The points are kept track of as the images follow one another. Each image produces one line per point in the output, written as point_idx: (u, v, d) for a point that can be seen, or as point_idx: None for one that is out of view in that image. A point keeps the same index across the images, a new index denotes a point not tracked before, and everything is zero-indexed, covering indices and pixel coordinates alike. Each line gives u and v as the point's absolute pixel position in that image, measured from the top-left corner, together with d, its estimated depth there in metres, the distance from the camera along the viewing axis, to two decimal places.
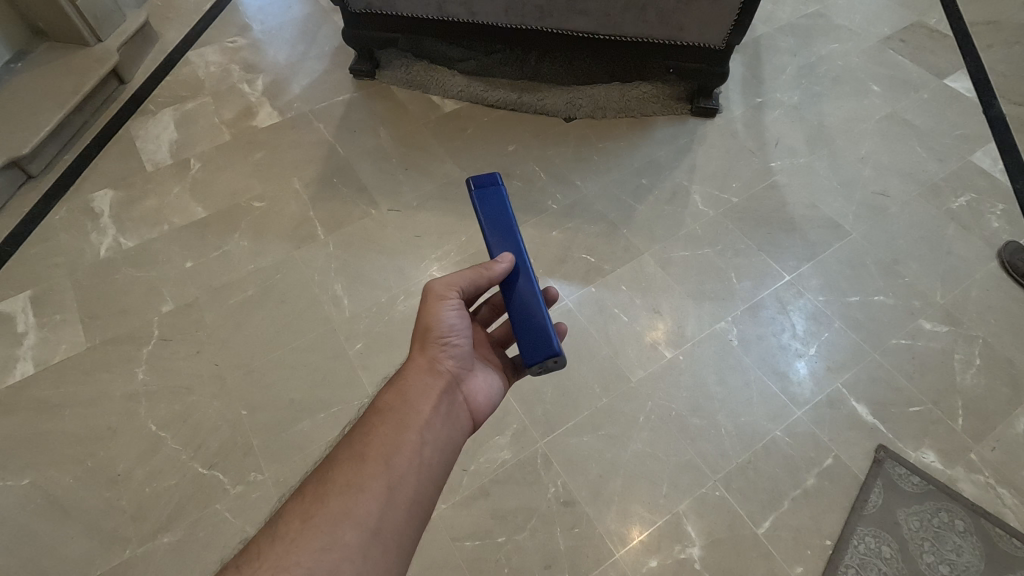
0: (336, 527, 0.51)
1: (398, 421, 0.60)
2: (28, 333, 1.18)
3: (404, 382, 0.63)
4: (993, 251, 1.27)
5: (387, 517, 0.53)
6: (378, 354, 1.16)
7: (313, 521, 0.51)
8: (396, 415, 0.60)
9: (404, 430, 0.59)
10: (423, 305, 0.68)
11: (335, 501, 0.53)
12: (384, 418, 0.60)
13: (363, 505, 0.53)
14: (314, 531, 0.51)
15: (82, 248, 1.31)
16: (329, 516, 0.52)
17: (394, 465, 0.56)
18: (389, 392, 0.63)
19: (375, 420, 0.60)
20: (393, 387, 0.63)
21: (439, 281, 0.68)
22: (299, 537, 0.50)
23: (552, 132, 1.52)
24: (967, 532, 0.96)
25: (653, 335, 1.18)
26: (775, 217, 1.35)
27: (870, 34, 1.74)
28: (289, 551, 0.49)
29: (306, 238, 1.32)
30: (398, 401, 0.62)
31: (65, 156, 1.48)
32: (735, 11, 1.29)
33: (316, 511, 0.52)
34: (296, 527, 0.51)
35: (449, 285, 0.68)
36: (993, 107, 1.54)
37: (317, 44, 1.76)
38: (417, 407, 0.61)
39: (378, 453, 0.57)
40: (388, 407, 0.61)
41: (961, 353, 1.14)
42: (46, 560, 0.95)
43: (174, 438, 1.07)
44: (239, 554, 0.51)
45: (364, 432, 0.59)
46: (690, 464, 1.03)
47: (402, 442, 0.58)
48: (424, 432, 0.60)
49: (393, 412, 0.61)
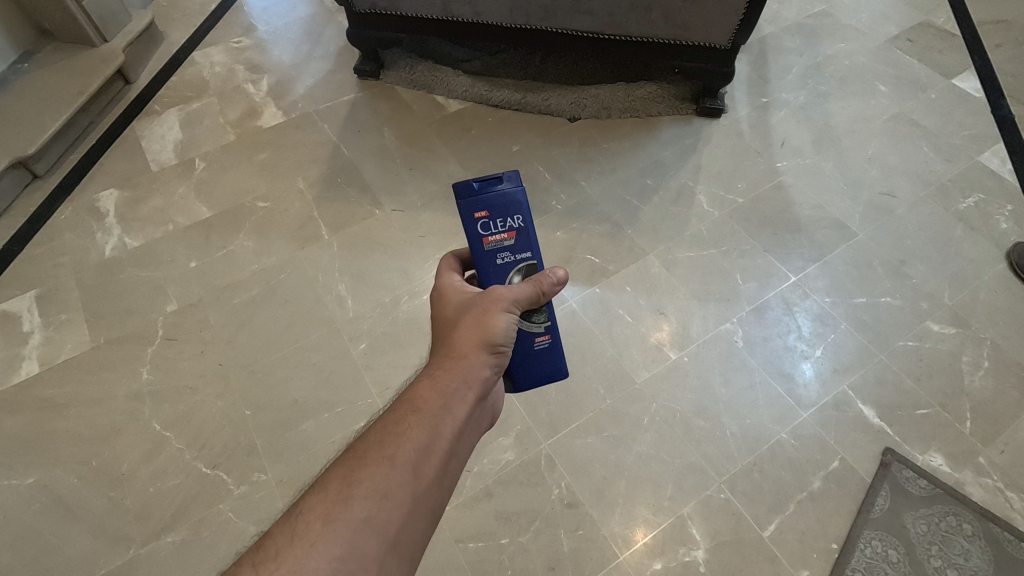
0: (356, 535, 0.47)
1: (434, 424, 0.55)
2: (34, 332, 1.19)
3: (445, 379, 0.58)
4: (1002, 252, 1.26)
5: (407, 529, 0.50)
6: (382, 354, 1.16)
7: (335, 526, 0.47)
8: (434, 417, 0.55)
9: (439, 435, 0.54)
10: (480, 307, 0.63)
11: (359, 505, 0.49)
12: (420, 417, 0.55)
13: (387, 515, 0.49)
14: (334, 536, 0.47)
15: (87, 248, 1.31)
16: (351, 522, 0.47)
17: (423, 475, 0.52)
18: (427, 387, 0.57)
19: (408, 417, 0.55)
20: (432, 380, 0.58)
21: (508, 291, 0.65)
22: (319, 541, 0.46)
23: (557, 132, 1.51)
24: (976, 536, 0.95)
25: (658, 336, 1.17)
26: (781, 218, 1.34)
27: (877, 34, 1.73)
28: (307, 555, 0.45)
29: (310, 238, 1.32)
30: (437, 401, 0.56)
31: (70, 156, 1.48)
32: (741, 10, 1.28)
33: (340, 513, 0.48)
34: (316, 529, 0.47)
35: (510, 294, 0.65)
36: (1001, 107, 1.52)
37: (322, 44, 1.76)
38: (454, 412, 0.56)
39: (410, 457, 0.52)
40: (426, 406, 0.55)
41: (969, 355, 1.13)
42: (50, 559, 0.95)
43: (178, 438, 1.07)
44: (254, 548, 0.47)
45: (397, 428, 0.54)
46: (695, 465, 1.03)
47: (433, 450, 0.54)
48: (456, 441, 0.56)
49: (429, 413, 0.55)
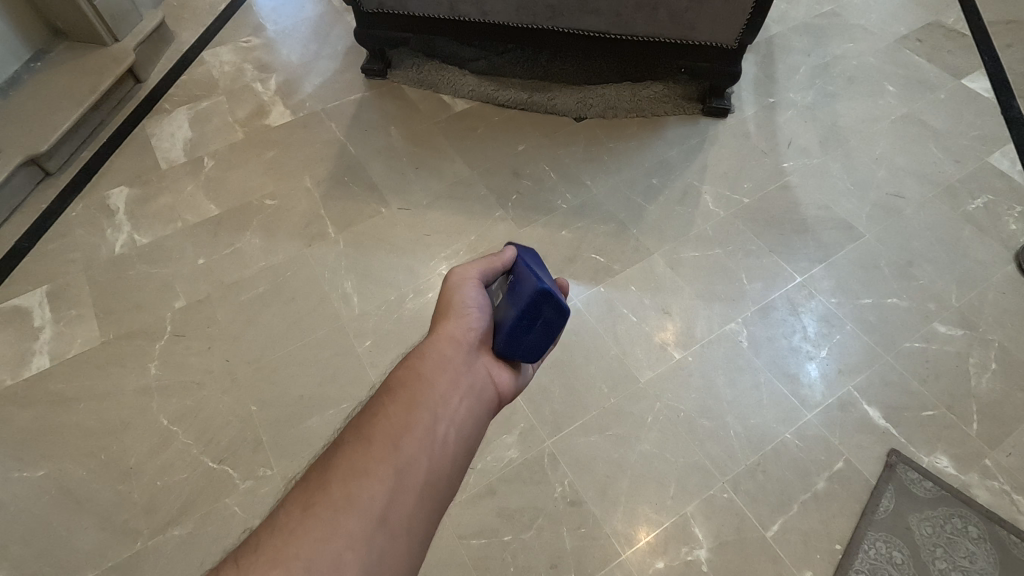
0: (337, 516, 0.47)
1: (410, 399, 0.56)
2: (45, 327, 1.21)
3: (419, 358, 0.61)
4: (1010, 254, 1.25)
5: (395, 504, 0.50)
6: (387, 351, 1.17)
7: (314, 510, 0.48)
8: (408, 392, 0.57)
9: (415, 408, 0.56)
10: (445, 286, 0.69)
11: (338, 488, 0.49)
12: (394, 396, 0.57)
13: (371, 492, 0.49)
14: (314, 521, 0.47)
15: (97, 245, 1.33)
16: (331, 505, 0.48)
17: (404, 448, 0.53)
18: (403, 369, 0.60)
19: (386, 399, 0.57)
20: (407, 364, 0.61)
21: (459, 266, 0.70)
22: (298, 528, 0.46)
23: (562, 132, 1.51)
24: (981, 539, 0.94)
25: (663, 336, 1.17)
26: (786, 217, 1.34)
27: (885, 34, 1.72)
28: (287, 543, 0.45)
29: (316, 236, 1.33)
30: (412, 378, 0.59)
31: (82, 153, 1.50)
32: (748, 11, 1.28)
33: (318, 500, 0.48)
34: (295, 518, 0.47)
35: (460, 271, 0.69)
36: (1012, 107, 1.51)
37: (329, 44, 1.77)
38: (431, 384, 0.58)
39: (387, 434, 0.53)
40: (400, 386, 0.58)
41: (976, 357, 1.12)
42: (58, 551, 0.97)
43: (184, 433, 1.08)
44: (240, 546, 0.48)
45: (373, 413, 0.56)
46: (699, 465, 1.03)
47: (413, 424, 0.55)
48: (438, 410, 0.57)
49: (405, 390, 0.58)
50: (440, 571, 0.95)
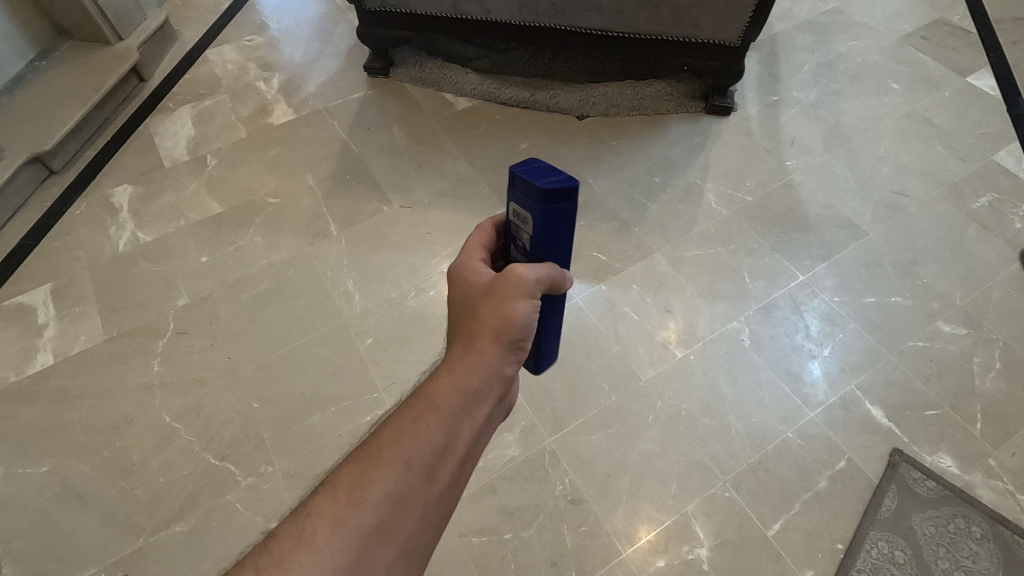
0: (364, 543, 0.43)
1: (453, 425, 0.49)
2: (49, 324, 1.21)
3: (468, 377, 0.52)
4: (1015, 253, 1.24)
5: (418, 536, 0.46)
6: (388, 350, 1.17)
7: (342, 531, 0.43)
8: (452, 416, 0.50)
9: (454, 438, 0.49)
10: (504, 285, 0.56)
11: (371, 510, 0.44)
12: (438, 418, 0.49)
13: (401, 524, 0.45)
14: (342, 543, 0.42)
15: (101, 243, 1.33)
16: (360, 528, 0.43)
17: (438, 480, 0.47)
18: (448, 381, 0.51)
19: (427, 417, 0.49)
20: (452, 376, 0.52)
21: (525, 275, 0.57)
22: (325, 549, 0.42)
23: (564, 130, 1.51)
24: (984, 539, 0.94)
25: (664, 334, 1.17)
26: (789, 216, 1.33)
27: (890, 32, 1.70)
28: (312, 566, 0.41)
29: (318, 234, 1.33)
30: (457, 402, 0.51)
31: (87, 150, 1.51)
32: (751, 8, 1.27)
33: (350, 519, 0.43)
34: (324, 534, 0.42)
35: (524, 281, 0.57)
36: (1017, 105, 1.50)
37: (332, 42, 1.77)
38: (475, 413, 0.51)
39: (426, 459, 0.47)
40: (445, 405, 0.50)
41: (980, 356, 1.11)
42: (60, 547, 0.97)
43: (187, 430, 1.08)
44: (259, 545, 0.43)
45: (415, 428, 0.48)
46: (700, 464, 1.03)
47: (452, 454, 0.49)
48: (474, 443, 0.51)
49: (447, 414, 0.50)
50: (439, 568, 0.94)
